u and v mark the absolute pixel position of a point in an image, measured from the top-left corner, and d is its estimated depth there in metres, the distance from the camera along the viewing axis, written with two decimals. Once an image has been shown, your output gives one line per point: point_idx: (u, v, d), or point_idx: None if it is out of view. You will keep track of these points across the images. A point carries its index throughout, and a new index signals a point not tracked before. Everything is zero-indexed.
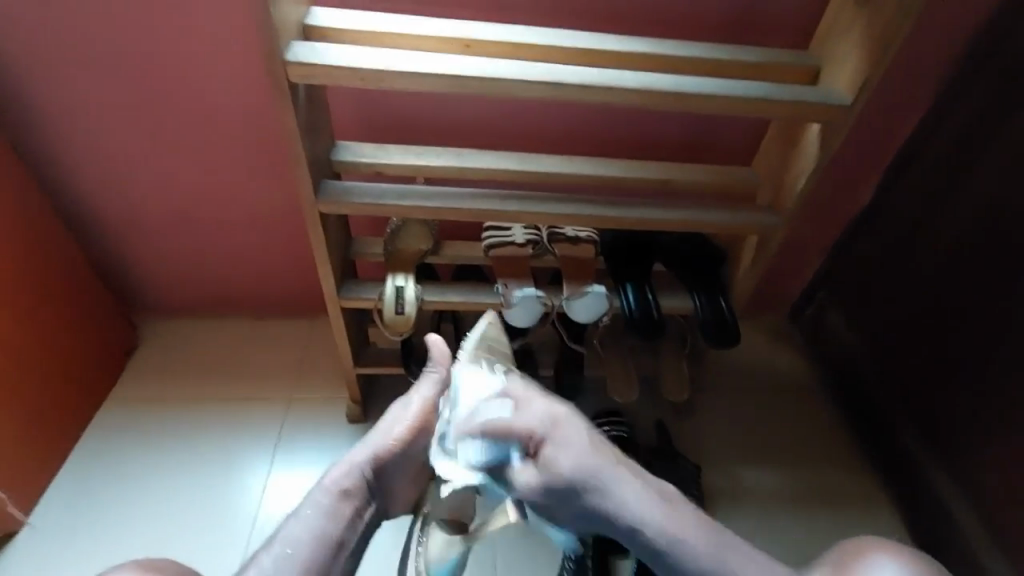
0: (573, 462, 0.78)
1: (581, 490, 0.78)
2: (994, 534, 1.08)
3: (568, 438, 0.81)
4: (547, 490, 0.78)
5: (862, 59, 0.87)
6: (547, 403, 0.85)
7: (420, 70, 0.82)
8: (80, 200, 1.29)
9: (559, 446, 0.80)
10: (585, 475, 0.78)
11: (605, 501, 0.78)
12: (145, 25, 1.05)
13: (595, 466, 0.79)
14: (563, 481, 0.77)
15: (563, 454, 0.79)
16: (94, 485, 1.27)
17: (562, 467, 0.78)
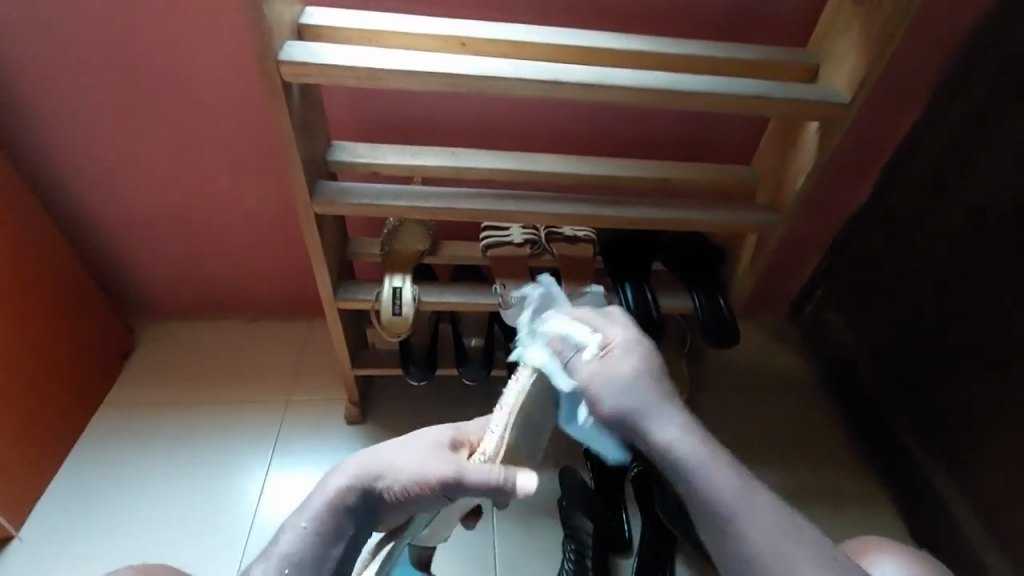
0: (638, 370, 0.76)
1: (641, 406, 0.74)
2: (993, 533, 1.07)
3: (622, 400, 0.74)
4: (609, 384, 0.75)
5: (860, 56, 0.86)
6: (595, 364, 0.76)
7: (415, 69, 0.81)
8: (73, 202, 1.28)
9: (616, 355, 0.77)
10: (648, 397, 0.75)
11: (660, 422, 0.74)
12: (137, 25, 1.04)
13: (658, 394, 0.76)
14: (621, 389, 0.75)
15: (612, 362, 0.76)
16: (91, 489, 1.26)
17: (620, 367, 0.76)
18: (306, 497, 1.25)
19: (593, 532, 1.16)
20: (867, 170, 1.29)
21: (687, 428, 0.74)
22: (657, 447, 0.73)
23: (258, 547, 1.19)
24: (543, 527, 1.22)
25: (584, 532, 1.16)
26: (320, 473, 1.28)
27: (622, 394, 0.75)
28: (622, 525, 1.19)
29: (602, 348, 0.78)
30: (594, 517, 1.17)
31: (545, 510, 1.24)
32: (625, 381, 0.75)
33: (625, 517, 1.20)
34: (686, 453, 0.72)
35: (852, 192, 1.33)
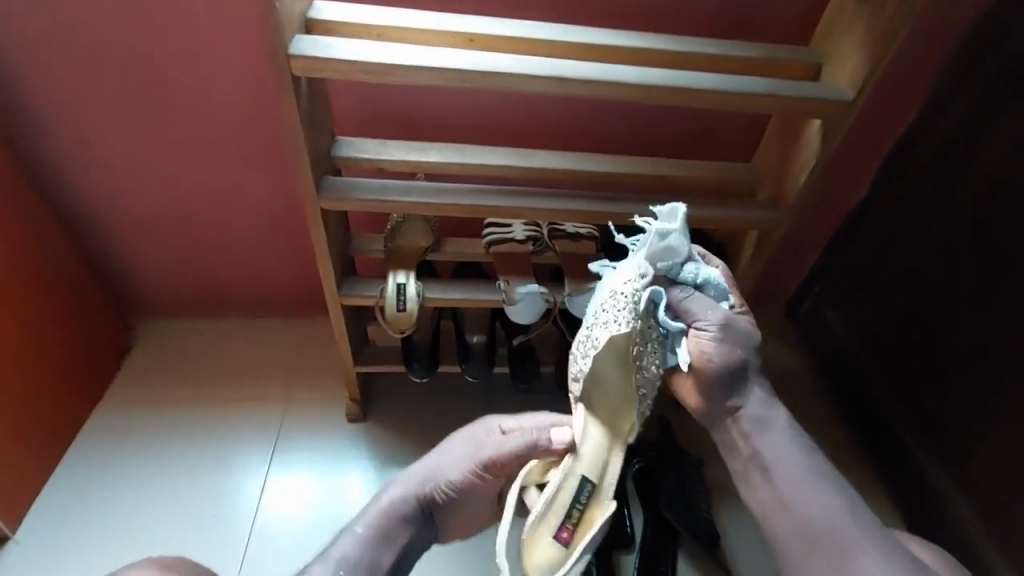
0: (751, 351, 0.87)
1: (741, 393, 0.88)
2: (988, 525, 1.09)
3: (728, 363, 0.86)
4: (726, 360, 0.86)
5: (862, 57, 0.88)
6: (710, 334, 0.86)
7: (425, 63, 0.81)
8: (73, 198, 1.26)
9: (738, 328, 0.87)
10: (749, 383, 0.88)
11: (759, 409, 0.87)
12: (141, 18, 1.04)
13: (760, 389, 0.89)
14: (732, 370, 0.86)
15: (733, 336, 0.86)
16: (90, 490, 1.25)
17: (736, 342, 0.86)
18: (307, 495, 1.25)
19: None
20: (862, 170, 1.32)
21: (782, 422, 0.88)
22: (754, 432, 0.87)
23: (260, 546, 1.18)
24: None
25: None
26: (323, 472, 1.28)
27: (729, 362, 0.86)
28: (626, 521, 1.19)
29: (726, 316, 0.86)
30: None
31: None
32: (731, 353, 0.86)
33: (628, 512, 1.21)
34: (778, 446, 0.86)
35: (849, 191, 1.35)
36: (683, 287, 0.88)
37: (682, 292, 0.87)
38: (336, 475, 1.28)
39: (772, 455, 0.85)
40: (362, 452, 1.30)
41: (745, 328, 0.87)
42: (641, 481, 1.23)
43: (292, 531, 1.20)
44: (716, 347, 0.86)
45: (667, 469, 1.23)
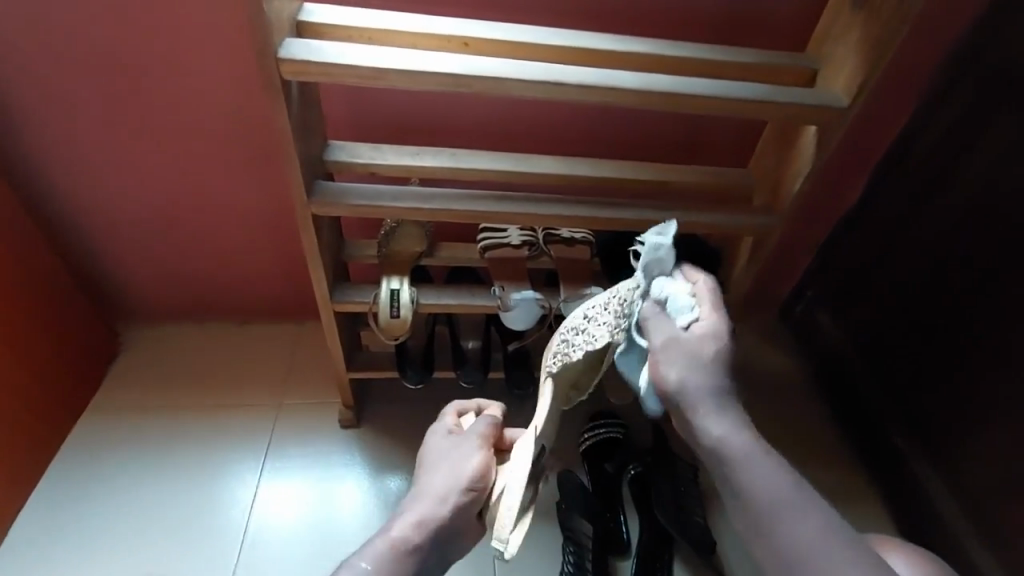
0: (707, 374, 0.79)
1: (706, 413, 0.78)
2: (980, 528, 1.09)
3: (676, 377, 0.79)
4: (678, 385, 0.79)
5: (857, 63, 0.87)
6: (662, 347, 0.81)
7: (419, 68, 0.80)
8: (58, 202, 1.24)
9: (688, 346, 0.80)
10: (716, 406, 0.79)
11: (732, 436, 0.77)
12: (127, 21, 1.02)
13: (721, 407, 0.79)
14: (689, 396, 0.79)
15: (681, 356, 0.80)
16: (76, 499, 1.23)
17: (685, 358, 0.80)
18: (299, 503, 1.23)
19: (592, 534, 1.16)
20: (856, 174, 1.32)
21: (761, 448, 0.77)
22: (732, 463, 0.76)
23: (250, 555, 1.16)
24: (542, 529, 1.21)
25: (582, 534, 1.16)
26: (315, 479, 1.26)
27: (677, 376, 0.79)
28: (621, 527, 1.19)
29: (675, 336, 0.81)
30: (593, 521, 1.17)
31: (545, 514, 1.23)
32: (679, 367, 0.79)
33: (623, 518, 1.20)
34: (764, 475, 0.74)
35: (843, 195, 1.35)
36: (655, 304, 0.84)
37: (645, 309, 0.84)
38: (329, 482, 1.26)
39: (760, 487, 0.73)
40: (355, 459, 1.28)
41: (700, 344, 0.80)
42: (636, 486, 1.23)
43: (284, 540, 1.18)
44: (664, 359, 0.80)
45: (663, 471, 1.23)
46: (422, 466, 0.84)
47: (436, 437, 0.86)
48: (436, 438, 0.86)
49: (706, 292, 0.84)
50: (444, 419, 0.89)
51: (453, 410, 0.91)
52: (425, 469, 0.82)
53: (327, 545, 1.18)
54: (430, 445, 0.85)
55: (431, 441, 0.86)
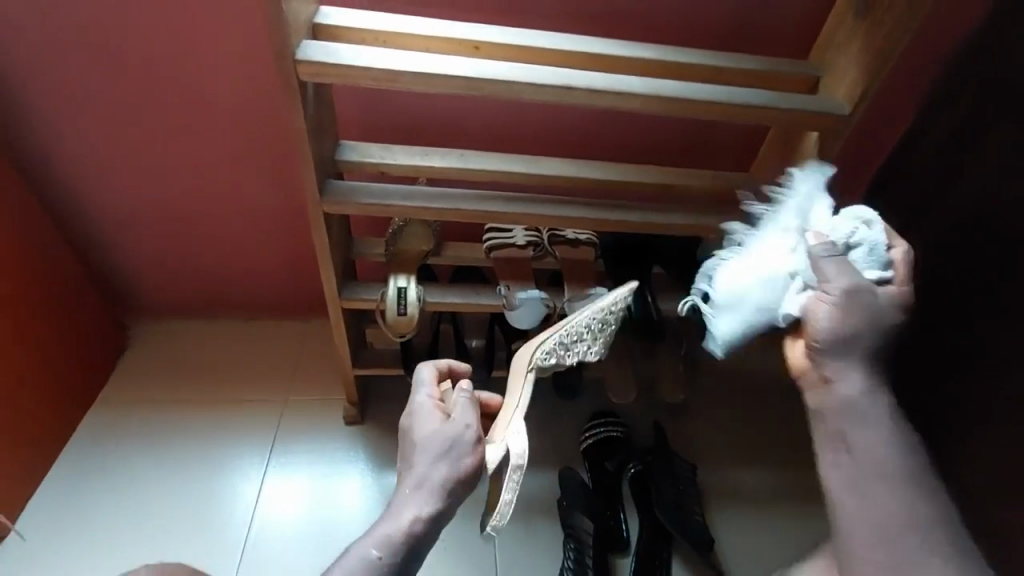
0: (860, 336, 0.68)
1: (843, 370, 0.69)
2: (976, 530, 1.11)
3: (841, 328, 0.68)
4: (824, 330, 0.69)
5: (859, 71, 0.90)
6: (818, 296, 0.71)
7: (432, 70, 0.82)
8: (70, 197, 1.25)
9: (839, 304, 0.68)
10: (860, 367, 0.69)
11: (865, 401, 0.68)
12: (143, 20, 1.03)
13: (868, 377, 0.69)
14: (837, 348, 0.69)
15: (858, 304, 0.68)
16: (83, 492, 1.24)
17: (858, 315, 0.68)
18: (303, 499, 1.24)
19: (592, 531, 1.19)
20: (856, 180, 1.34)
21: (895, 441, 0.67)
22: (851, 413, 0.68)
23: (254, 550, 1.18)
24: (542, 526, 1.23)
25: (583, 531, 1.19)
26: (319, 476, 1.28)
27: (839, 331, 0.68)
28: (621, 525, 1.20)
29: (853, 281, 0.69)
30: (593, 518, 1.19)
31: (546, 511, 1.25)
32: (853, 318, 0.68)
33: (623, 516, 1.22)
34: (869, 495, 0.66)
35: (843, 200, 1.37)
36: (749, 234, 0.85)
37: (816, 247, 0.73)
38: (332, 478, 1.27)
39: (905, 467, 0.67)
40: (358, 455, 1.30)
41: (862, 294, 0.68)
42: (636, 484, 1.25)
43: (289, 535, 1.20)
44: (834, 308, 0.69)
45: (660, 469, 1.25)
46: (414, 458, 0.72)
47: (424, 422, 0.74)
48: (426, 423, 0.74)
49: (826, 252, 0.71)
50: (426, 398, 0.77)
51: (427, 381, 0.79)
52: (422, 463, 0.71)
53: (330, 541, 1.19)
54: (421, 431, 0.73)
55: (421, 428, 0.73)
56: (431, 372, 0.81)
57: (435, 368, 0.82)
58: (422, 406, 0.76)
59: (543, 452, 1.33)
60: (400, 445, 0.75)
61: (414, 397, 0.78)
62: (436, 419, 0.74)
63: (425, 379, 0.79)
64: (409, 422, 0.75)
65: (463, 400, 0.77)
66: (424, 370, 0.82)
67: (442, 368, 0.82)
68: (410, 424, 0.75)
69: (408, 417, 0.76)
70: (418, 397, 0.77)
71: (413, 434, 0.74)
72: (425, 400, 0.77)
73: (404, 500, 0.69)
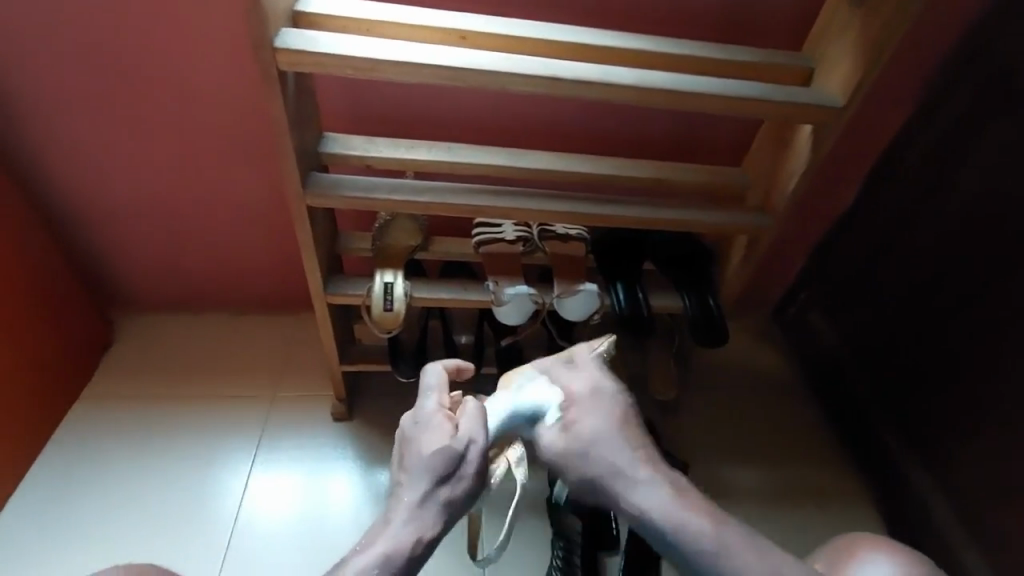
0: (607, 432, 0.76)
1: (583, 413, 0.78)
2: (969, 528, 1.11)
3: (585, 421, 0.77)
4: (591, 446, 0.75)
5: (853, 64, 0.88)
6: (558, 428, 0.77)
7: (416, 60, 0.80)
8: (50, 190, 1.23)
9: (591, 396, 0.79)
10: (594, 440, 0.75)
11: (671, 508, 0.70)
12: (123, 8, 1.01)
13: (593, 436, 0.76)
14: (590, 457, 0.75)
15: (593, 403, 0.78)
16: (65, 491, 1.22)
17: (593, 407, 0.78)
18: (290, 496, 1.23)
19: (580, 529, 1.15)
20: (849, 175, 1.33)
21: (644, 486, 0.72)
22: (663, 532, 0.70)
23: (240, 548, 1.16)
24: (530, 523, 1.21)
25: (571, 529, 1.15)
26: (306, 471, 1.26)
27: (579, 442, 0.76)
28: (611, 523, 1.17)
29: (578, 388, 0.80)
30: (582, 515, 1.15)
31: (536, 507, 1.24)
32: (585, 437, 0.76)
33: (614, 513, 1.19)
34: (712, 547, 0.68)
35: (837, 195, 1.36)
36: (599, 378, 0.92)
37: (548, 372, 0.82)
38: (319, 475, 1.26)
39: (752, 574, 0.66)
40: (346, 451, 1.28)
41: (601, 395, 0.79)
42: None
43: (276, 533, 1.18)
44: (564, 440, 0.76)
45: None
46: (418, 469, 0.70)
47: (433, 432, 0.72)
48: (436, 435, 0.72)
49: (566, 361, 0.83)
50: (436, 407, 0.75)
51: (435, 388, 0.78)
52: (428, 475, 0.70)
53: (317, 537, 1.18)
54: (426, 441, 0.72)
55: (429, 440, 0.71)
56: (439, 378, 0.79)
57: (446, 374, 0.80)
58: (431, 416, 0.74)
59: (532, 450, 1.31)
60: (403, 452, 0.73)
61: (421, 404, 0.77)
62: (444, 431, 0.72)
63: (436, 387, 0.78)
64: (419, 430, 0.74)
65: (470, 412, 0.75)
66: (431, 373, 0.80)
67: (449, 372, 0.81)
68: (419, 433, 0.73)
69: (417, 425, 0.74)
70: (428, 405, 0.75)
71: (421, 445, 0.72)
72: (436, 409, 0.75)
73: (405, 514, 0.68)
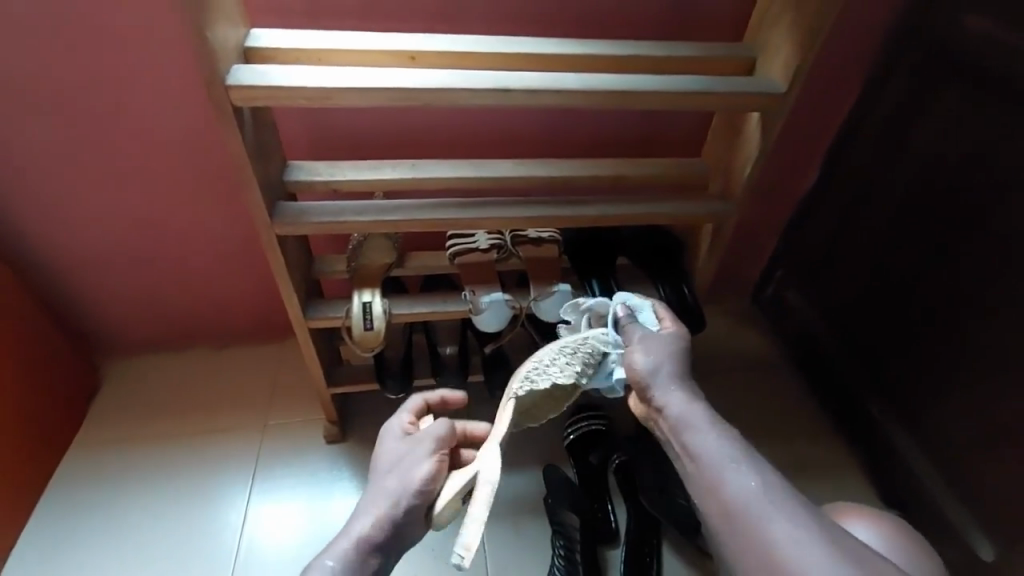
0: (669, 362, 0.83)
1: (654, 346, 0.84)
2: (953, 485, 1.13)
3: (657, 342, 0.84)
4: (649, 363, 0.82)
5: (791, 48, 0.91)
6: (634, 333, 0.86)
7: (367, 85, 0.81)
8: (24, 243, 1.23)
9: (663, 339, 0.85)
10: (660, 357, 0.83)
11: (698, 419, 0.77)
12: (80, 59, 1.02)
13: (665, 359, 0.83)
14: (646, 367, 0.82)
15: (656, 344, 0.84)
16: (64, 541, 1.21)
17: (665, 351, 0.84)
18: (290, 522, 1.24)
19: (579, 526, 1.18)
20: (809, 154, 1.36)
21: (700, 417, 0.77)
22: (712, 477, 0.71)
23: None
24: (527, 523, 1.23)
25: (570, 526, 1.18)
26: (304, 496, 1.27)
27: (637, 357, 0.83)
28: (609, 516, 1.20)
29: (651, 329, 0.86)
30: (579, 511, 1.19)
31: (532, 509, 1.25)
32: (644, 357, 0.83)
33: (611, 507, 1.22)
34: (765, 524, 0.65)
35: (801, 174, 1.39)
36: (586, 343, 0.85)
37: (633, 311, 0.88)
38: (316, 498, 1.27)
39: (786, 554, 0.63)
40: (341, 472, 1.30)
41: (665, 331, 0.86)
42: (620, 475, 1.24)
43: (278, 559, 1.19)
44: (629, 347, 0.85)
45: None
46: (372, 474, 0.79)
47: (386, 445, 0.81)
48: (386, 444, 0.82)
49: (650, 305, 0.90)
50: (400, 424, 0.85)
51: (408, 410, 0.87)
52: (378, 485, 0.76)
53: None
54: (382, 453, 0.81)
55: (384, 448, 0.81)
56: (417, 404, 0.88)
57: (418, 403, 0.88)
58: (393, 430, 0.84)
59: (526, 453, 1.33)
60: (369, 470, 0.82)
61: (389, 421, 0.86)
62: (398, 440, 0.82)
63: (407, 408, 0.87)
64: (379, 444, 0.83)
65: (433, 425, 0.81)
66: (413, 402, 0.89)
67: (429, 401, 0.89)
68: (379, 445, 0.83)
69: (378, 441, 0.84)
70: (393, 423, 0.85)
71: (378, 458, 0.81)
72: (399, 426, 0.84)
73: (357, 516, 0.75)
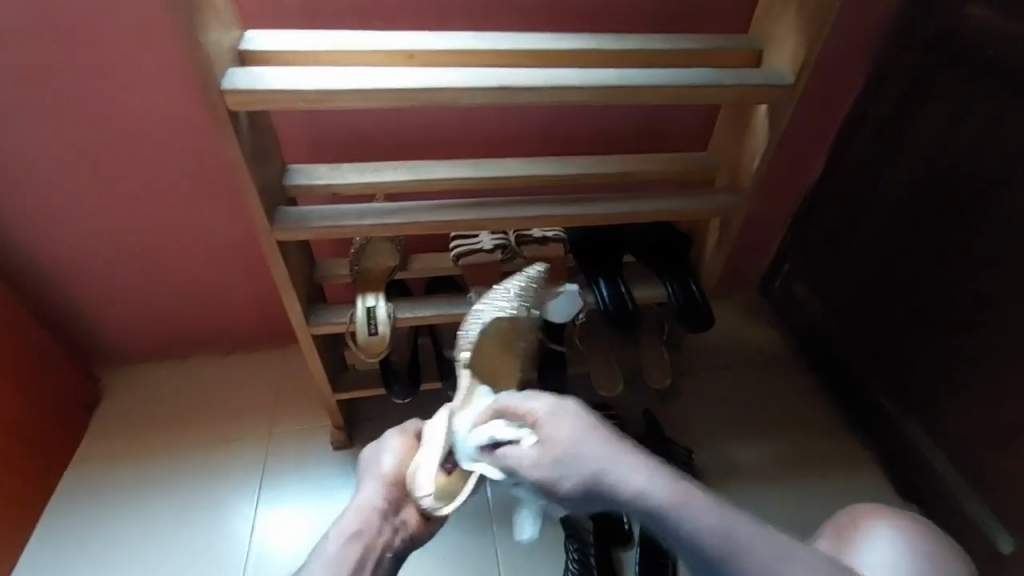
0: (574, 464, 0.67)
1: (552, 443, 0.70)
2: (970, 478, 1.12)
3: (553, 436, 0.70)
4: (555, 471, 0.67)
5: (799, 38, 0.88)
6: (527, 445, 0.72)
7: (365, 86, 0.79)
8: (21, 256, 1.21)
9: (556, 448, 0.68)
10: (568, 460, 0.68)
11: (652, 500, 0.64)
12: (70, 66, 1.00)
13: (577, 461, 0.67)
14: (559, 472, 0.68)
15: (558, 454, 0.68)
16: (69, 555, 1.20)
17: (559, 458, 0.68)
18: (298, 530, 1.22)
19: (593, 529, 1.17)
20: (815, 145, 1.34)
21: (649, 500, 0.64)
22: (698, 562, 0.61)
23: None
24: (538, 526, 1.22)
25: (585, 529, 1.17)
26: (312, 504, 1.26)
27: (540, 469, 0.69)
28: (621, 519, 1.18)
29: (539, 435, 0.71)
30: (595, 516, 1.18)
31: (543, 511, 1.23)
32: (548, 464, 0.68)
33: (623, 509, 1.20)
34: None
35: (807, 165, 1.37)
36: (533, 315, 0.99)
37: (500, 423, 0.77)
38: (323, 506, 1.25)
39: None
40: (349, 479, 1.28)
41: (553, 417, 0.72)
42: None
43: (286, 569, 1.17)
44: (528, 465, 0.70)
45: None
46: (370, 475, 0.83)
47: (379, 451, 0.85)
48: (380, 448, 0.86)
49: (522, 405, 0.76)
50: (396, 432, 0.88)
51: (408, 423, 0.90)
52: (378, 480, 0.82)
53: None
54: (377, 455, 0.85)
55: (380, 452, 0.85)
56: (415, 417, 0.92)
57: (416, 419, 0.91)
58: (387, 439, 0.87)
59: None
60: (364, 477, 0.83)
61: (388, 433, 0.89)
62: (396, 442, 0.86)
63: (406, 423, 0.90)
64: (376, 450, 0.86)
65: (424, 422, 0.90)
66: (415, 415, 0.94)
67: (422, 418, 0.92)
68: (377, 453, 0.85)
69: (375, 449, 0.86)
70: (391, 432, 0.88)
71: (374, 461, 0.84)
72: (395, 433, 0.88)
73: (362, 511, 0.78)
